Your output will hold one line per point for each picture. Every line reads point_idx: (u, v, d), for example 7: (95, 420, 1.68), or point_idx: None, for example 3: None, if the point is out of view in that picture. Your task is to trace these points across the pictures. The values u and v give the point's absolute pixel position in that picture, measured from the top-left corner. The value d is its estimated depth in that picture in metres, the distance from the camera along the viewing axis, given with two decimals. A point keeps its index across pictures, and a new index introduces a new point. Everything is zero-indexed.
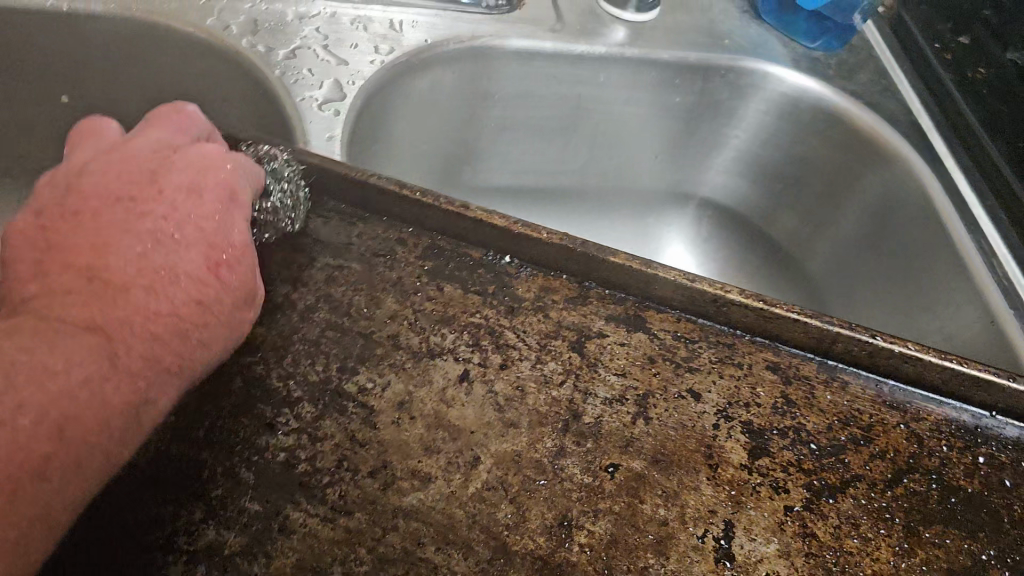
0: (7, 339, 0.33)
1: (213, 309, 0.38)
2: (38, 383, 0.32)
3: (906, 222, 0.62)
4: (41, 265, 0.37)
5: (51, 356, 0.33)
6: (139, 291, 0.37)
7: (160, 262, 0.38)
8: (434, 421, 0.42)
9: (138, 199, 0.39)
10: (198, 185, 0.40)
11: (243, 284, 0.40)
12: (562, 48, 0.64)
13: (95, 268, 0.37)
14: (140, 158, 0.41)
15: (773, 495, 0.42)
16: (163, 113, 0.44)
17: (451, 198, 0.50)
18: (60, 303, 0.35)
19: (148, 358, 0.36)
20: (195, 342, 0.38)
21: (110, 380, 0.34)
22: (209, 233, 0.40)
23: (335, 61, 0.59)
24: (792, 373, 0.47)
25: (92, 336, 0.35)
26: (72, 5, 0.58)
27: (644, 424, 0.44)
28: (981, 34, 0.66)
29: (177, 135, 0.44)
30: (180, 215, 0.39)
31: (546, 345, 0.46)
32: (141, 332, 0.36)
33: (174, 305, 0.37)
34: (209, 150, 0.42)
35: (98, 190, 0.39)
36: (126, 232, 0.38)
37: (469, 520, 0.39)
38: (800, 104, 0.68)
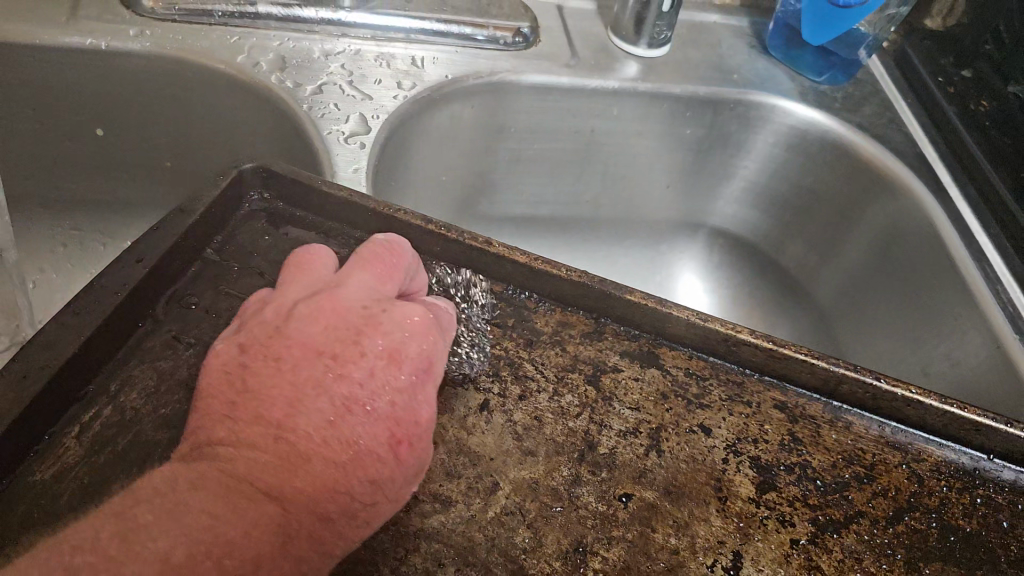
0: (191, 494, 0.34)
1: (386, 488, 0.38)
2: (215, 556, 0.32)
3: (909, 251, 0.64)
4: (233, 409, 0.38)
5: (234, 526, 0.34)
6: (319, 462, 0.36)
7: (344, 435, 0.37)
8: (456, 448, 0.44)
9: (339, 359, 0.39)
10: (400, 354, 0.40)
11: (419, 460, 0.39)
12: (577, 82, 0.67)
13: (283, 429, 0.37)
14: (347, 313, 0.41)
15: (780, 528, 0.43)
16: (378, 251, 0.46)
17: (472, 233, 0.52)
18: (248, 460, 0.36)
19: (312, 536, 0.36)
20: (359, 520, 0.37)
21: (278, 555, 0.34)
22: (400, 410, 0.39)
23: (360, 97, 0.62)
24: (799, 412, 0.49)
25: (272, 506, 0.35)
26: (108, 43, 0.61)
27: (656, 457, 0.45)
28: (983, 69, 0.69)
29: (374, 285, 0.44)
30: (374, 384, 0.39)
31: (563, 377, 0.48)
32: (316, 510, 0.36)
33: (352, 485, 0.37)
34: (420, 316, 0.42)
35: (301, 340, 0.40)
36: (319, 391, 0.38)
37: (488, 543, 0.41)
38: (806, 138, 0.71)
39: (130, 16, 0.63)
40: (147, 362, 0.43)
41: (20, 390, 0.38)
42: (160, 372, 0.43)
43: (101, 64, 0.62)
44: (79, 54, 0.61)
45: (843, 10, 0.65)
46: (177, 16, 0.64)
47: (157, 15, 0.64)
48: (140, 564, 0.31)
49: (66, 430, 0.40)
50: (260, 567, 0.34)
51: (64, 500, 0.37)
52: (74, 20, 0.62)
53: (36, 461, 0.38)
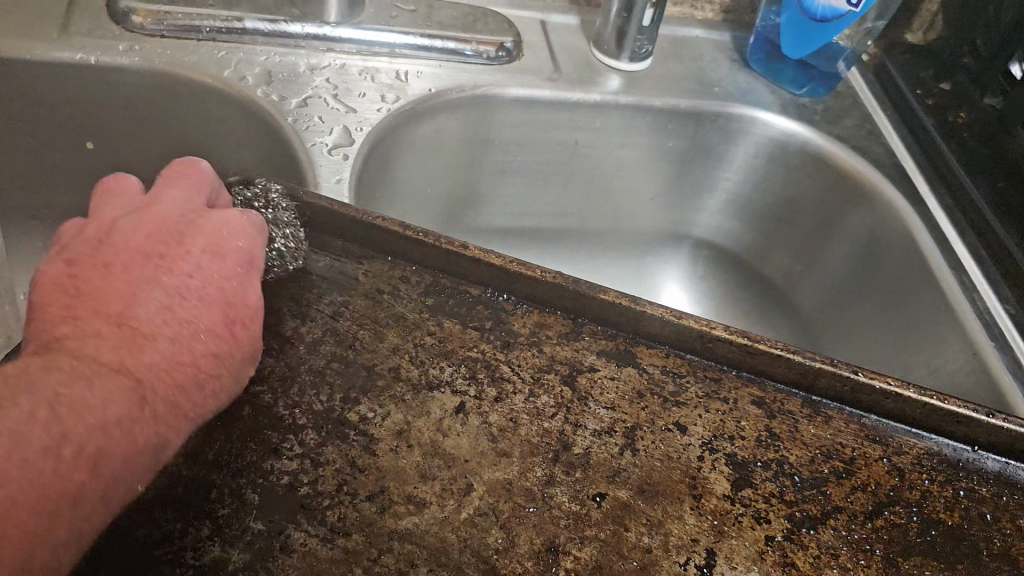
0: (44, 373, 0.37)
1: (228, 363, 0.42)
2: (78, 415, 0.36)
3: (890, 258, 0.65)
4: (72, 309, 0.41)
5: (88, 390, 0.37)
6: (164, 341, 0.41)
7: (183, 316, 0.43)
8: (431, 450, 0.43)
9: (167, 257, 0.44)
10: (220, 249, 0.46)
11: (254, 340, 0.44)
12: (559, 95, 0.68)
13: (125, 317, 0.41)
14: (163, 220, 0.46)
15: (755, 525, 0.43)
16: (171, 172, 0.50)
17: (449, 238, 0.52)
18: (93, 344, 0.39)
19: (170, 402, 0.39)
20: (208, 391, 0.41)
21: (137, 415, 0.38)
22: (229, 293, 0.45)
23: (344, 109, 0.63)
24: (776, 408, 0.48)
25: (120, 377, 0.38)
26: (98, 58, 0.62)
27: (631, 455, 0.44)
28: (962, 80, 0.72)
29: (187, 196, 0.49)
30: (202, 275, 0.45)
31: (540, 379, 0.47)
32: (168, 381, 0.40)
33: (198, 359, 0.41)
34: (233, 218, 0.48)
35: (128, 244, 0.45)
36: (153, 285, 0.43)
37: (460, 543, 0.39)
38: (787, 149, 0.72)
39: (118, 31, 0.64)
40: None
41: None
42: None
43: (94, 77, 0.63)
44: (71, 68, 0.62)
45: (822, 24, 0.67)
46: (166, 31, 0.65)
47: (146, 30, 0.65)
48: (11, 424, 0.34)
49: None
50: (124, 427, 0.37)
51: None
52: (66, 35, 0.63)
53: None
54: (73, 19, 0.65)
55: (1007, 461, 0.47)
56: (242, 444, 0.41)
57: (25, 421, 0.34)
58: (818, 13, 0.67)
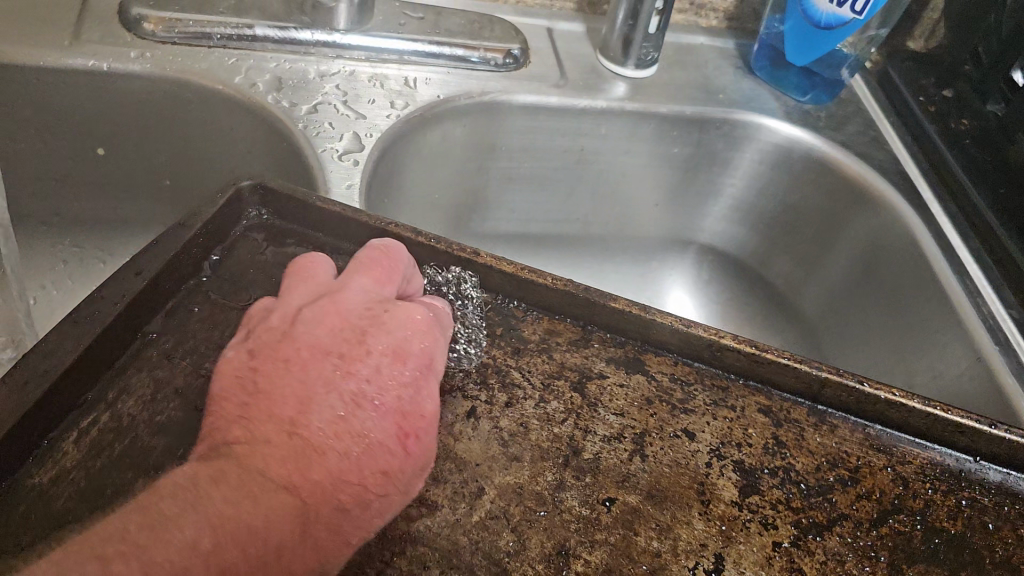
0: (212, 487, 0.36)
1: (396, 482, 0.40)
2: (240, 548, 0.35)
3: (893, 264, 0.66)
4: (245, 410, 0.40)
5: (255, 515, 0.36)
6: (333, 455, 0.39)
7: (355, 428, 0.40)
8: (443, 454, 0.43)
9: (345, 358, 0.42)
10: (403, 352, 0.43)
11: (426, 454, 0.41)
12: (566, 102, 0.69)
13: (296, 425, 0.39)
14: (351, 312, 0.44)
15: (762, 530, 0.43)
16: (374, 256, 0.48)
17: (461, 245, 0.52)
18: (263, 454, 0.38)
19: (331, 527, 0.37)
20: (372, 511, 0.39)
21: (298, 546, 0.36)
22: (406, 403, 0.41)
23: (354, 116, 0.64)
24: (783, 416, 0.49)
25: (287, 495, 0.37)
26: (109, 65, 0.63)
27: (640, 461, 0.45)
28: (965, 89, 0.72)
29: (377, 286, 0.46)
30: (380, 380, 0.42)
31: (549, 385, 0.48)
32: (332, 501, 0.38)
33: (365, 480, 0.39)
34: (422, 317, 0.45)
35: (310, 341, 0.43)
36: (329, 390, 0.41)
37: (472, 547, 0.40)
38: (790, 155, 0.73)
39: (131, 39, 0.65)
40: (145, 372, 0.44)
41: (20, 396, 0.38)
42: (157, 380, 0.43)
43: (104, 84, 0.64)
44: (82, 75, 0.63)
45: (826, 32, 0.68)
46: (177, 38, 0.66)
47: (158, 38, 0.65)
48: (169, 555, 0.33)
49: (65, 436, 0.40)
50: (282, 556, 0.36)
51: (61, 503, 0.38)
52: (78, 43, 0.64)
53: (34, 466, 0.39)
54: (84, 26, 0.65)
55: (1008, 473, 0.48)
56: None
57: (184, 554, 0.33)
58: (823, 21, 0.67)
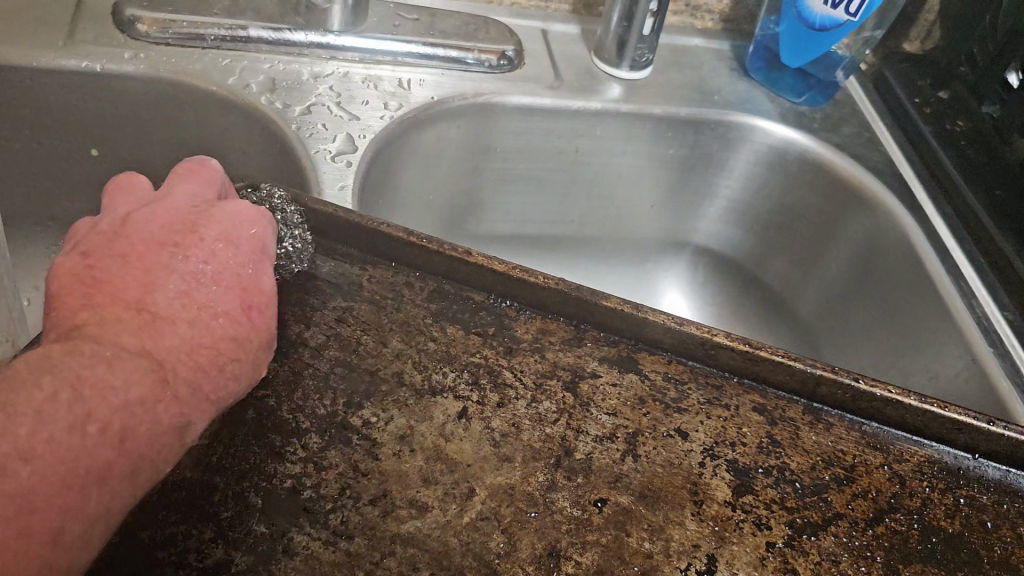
0: (64, 359, 0.37)
1: (246, 348, 0.43)
2: (102, 397, 0.37)
3: (889, 265, 0.65)
4: (89, 299, 0.41)
5: (111, 373, 0.38)
6: (182, 325, 0.42)
7: (199, 301, 0.43)
8: (433, 454, 0.43)
9: (180, 246, 0.44)
10: (235, 238, 0.46)
11: (271, 326, 0.45)
12: (560, 103, 0.69)
13: (142, 304, 0.41)
14: (176, 212, 0.46)
15: (756, 531, 0.43)
16: (189, 167, 0.50)
17: (453, 244, 0.52)
18: (114, 330, 0.40)
19: (190, 383, 0.40)
20: (229, 375, 0.41)
21: (164, 399, 0.39)
22: (246, 279, 0.45)
23: (347, 117, 0.63)
24: (778, 415, 0.49)
25: (143, 360, 0.39)
26: (104, 66, 0.63)
27: (633, 460, 0.45)
28: (960, 89, 0.73)
29: (202, 189, 0.49)
30: (218, 262, 0.44)
31: (542, 385, 0.48)
32: (189, 363, 0.41)
33: (218, 343, 0.42)
34: (247, 208, 0.48)
35: (143, 235, 0.44)
36: (170, 271, 0.43)
37: (462, 548, 0.40)
38: (786, 156, 0.72)
39: (124, 39, 0.65)
40: None
41: None
42: None
43: (98, 84, 0.64)
44: (76, 75, 0.63)
45: (821, 33, 0.68)
46: (171, 39, 0.66)
47: (152, 38, 0.65)
48: (30, 404, 0.35)
49: None
50: (147, 409, 0.38)
51: None
52: (71, 43, 0.64)
53: None
54: (79, 26, 0.65)
55: (1007, 469, 0.48)
56: (247, 449, 0.41)
57: (47, 402, 0.35)
58: (817, 22, 0.67)
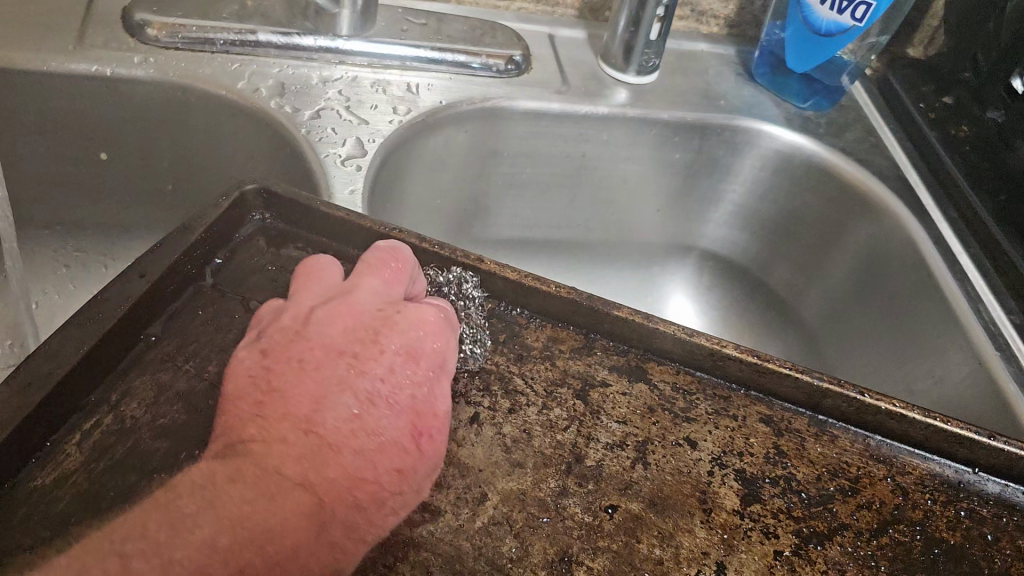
0: (229, 487, 0.37)
1: (411, 479, 0.41)
2: (257, 544, 0.36)
3: (894, 271, 0.66)
4: (261, 408, 0.41)
5: (271, 512, 0.37)
6: (348, 454, 0.40)
7: (369, 425, 0.41)
8: (446, 460, 0.44)
9: (358, 357, 0.44)
10: (416, 351, 0.45)
11: (440, 453, 0.43)
12: (569, 108, 0.70)
13: (311, 423, 0.41)
14: (363, 315, 0.46)
15: (763, 540, 0.44)
16: (386, 259, 0.49)
17: (465, 251, 0.53)
18: (279, 456, 0.39)
19: (348, 527, 0.38)
20: (387, 509, 0.40)
21: (313, 544, 0.37)
22: (419, 402, 0.43)
23: (357, 122, 0.64)
24: (783, 426, 0.49)
25: (305, 494, 0.38)
26: (113, 70, 0.63)
27: (642, 469, 0.45)
28: (963, 95, 0.74)
29: (387, 287, 0.48)
30: (393, 380, 0.43)
31: (552, 392, 0.48)
32: (347, 500, 0.39)
33: (379, 477, 0.40)
34: (433, 316, 0.47)
35: (323, 340, 0.44)
36: (341, 389, 0.42)
37: (475, 552, 0.40)
38: (791, 161, 0.73)
39: (134, 44, 0.65)
40: (148, 375, 0.44)
41: (23, 398, 0.38)
42: (159, 383, 0.43)
43: (107, 89, 0.64)
44: (85, 80, 0.63)
45: (826, 39, 0.68)
46: (181, 44, 0.66)
47: (161, 43, 0.66)
48: (187, 552, 0.34)
49: (68, 438, 0.40)
50: (296, 555, 0.36)
51: (63, 504, 0.38)
52: (81, 48, 0.64)
53: (37, 467, 0.39)
54: (88, 30, 0.66)
55: (1006, 483, 0.48)
56: None
57: (198, 549, 0.35)
58: (823, 28, 0.68)
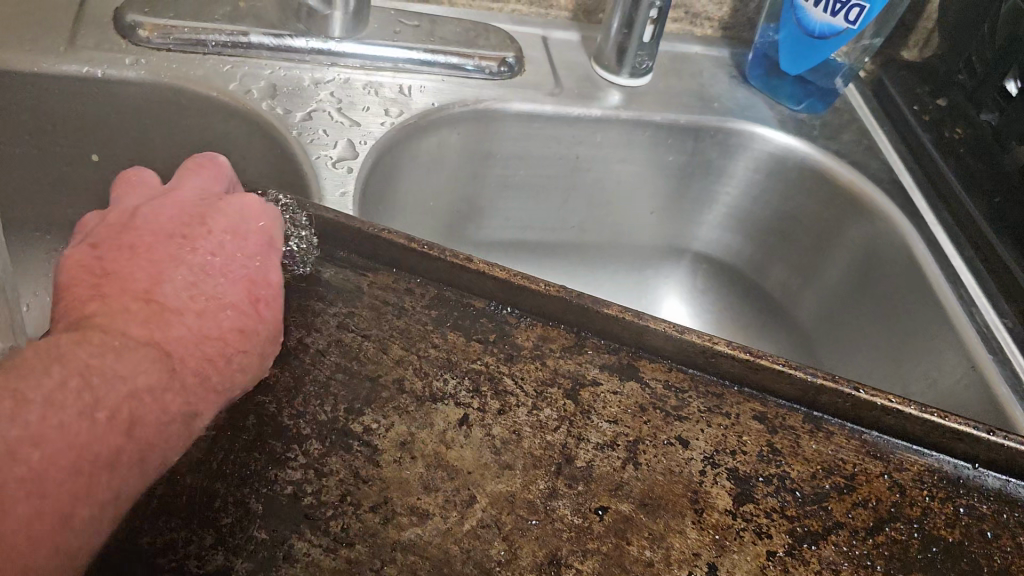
0: (74, 346, 0.39)
1: (253, 340, 0.44)
2: (112, 382, 0.39)
3: (889, 273, 0.66)
4: (99, 288, 0.44)
5: (122, 364, 0.40)
6: (190, 316, 0.44)
7: (209, 292, 0.45)
8: (434, 461, 0.43)
9: (190, 236, 0.47)
10: (242, 229, 0.49)
11: (276, 320, 0.46)
12: (561, 110, 0.69)
13: (151, 295, 0.44)
14: (186, 204, 0.49)
15: (756, 540, 0.43)
16: (202, 162, 0.53)
17: (454, 251, 0.52)
18: (122, 321, 0.42)
19: (199, 374, 0.42)
20: (235, 365, 0.43)
21: (166, 385, 0.40)
22: (253, 272, 0.47)
23: (349, 123, 0.64)
24: (778, 423, 0.49)
25: (150, 348, 0.41)
26: (105, 71, 0.63)
27: (633, 469, 0.45)
28: (958, 97, 0.74)
29: (209, 183, 0.52)
30: (225, 254, 0.47)
31: (542, 393, 0.48)
32: (197, 353, 0.42)
33: (224, 335, 0.44)
34: (257, 202, 0.51)
35: (151, 229, 0.47)
36: (177, 263, 0.46)
37: (463, 555, 0.40)
38: (785, 163, 0.73)
39: (126, 45, 0.65)
40: None
41: None
42: None
43: (99, 89, 0.64)
44: (77, 81, 0.63)
45: (819, 41, 0.68)
46: (172, 45, 0.66)
47: (153, 44, 0.65)
48: (43, 393, 0.36)
49: None
50: (155, 395, 0.40)
51: None
52: (73, 49, 0.64)
53: None
54: (81, 32, 0.66)
55: (1006, 478, 0.48)
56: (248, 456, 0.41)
57: (55, 391, 0.37)
58: (816, 30, 0.68)
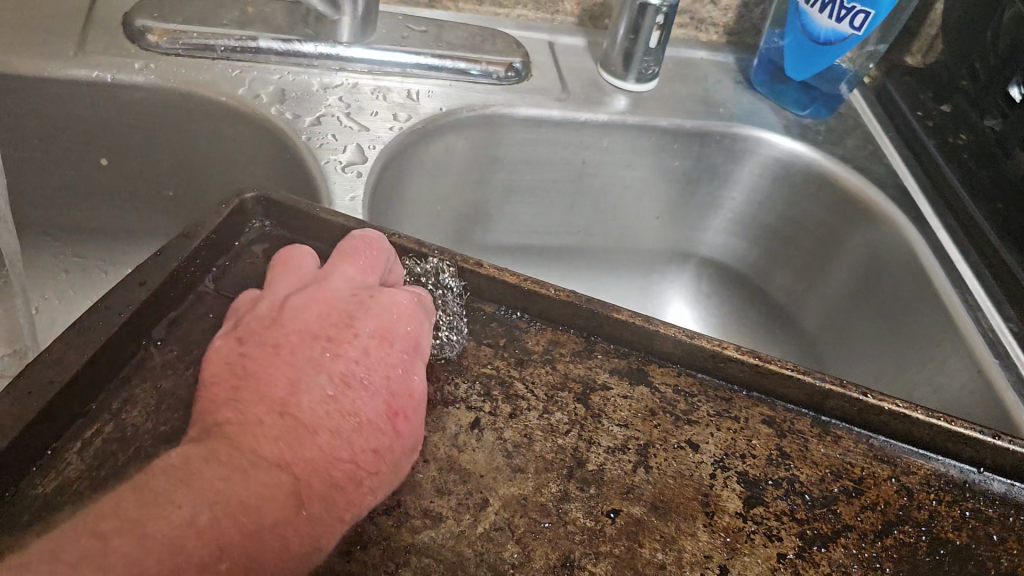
0: (204, 466, 0.37)
1: (388, 459, 0.41)
2: (233, 518, 0.36)
3: (893, 278, 0.66)
4: (237, 392, 0.42)
5: (248, 491, 0.37)
6: (324, 434, 0.41)
7: (346, 407, 0.42)
8: (447, 465, 0.43)
9: (335, 342, 0.44)
10: (387, 335, 0.46)
11: (417, 432, 0.43)
12: (568, 115, 0.70)
13: (288, 404, 0.41)
14: (336, 300, 0.47)
15: (767, 542, 0.44)
16: (356, 245, 0.50)
17: (464, 255, 0.53)
18: (257, 435, 0.40)
19: (330, 505, 0.39)
20: (365, 488, 0.40)
21: (292, 518, 0.37)
22: (395, 383, 0.44)
23: (357, 128, 0.64)
24: (785, 428, 0.49)
25: (281, 473, 0.39)
26: (113, 76, 0.63)
27: (644, 473, 0.45)
28: (960, 103, 0.74)
29: (361, 274, 0.49)
30: (368, 361, 0.44)
31: (553, 396, 0.48)
32: (325, 477, 0.39)
33: (358, 455, 0.41)
34: (405, 301, 0.48)
35: (298, 327, 0.45)
36: (319, 370, 0.43)
37: (477, 558, 0.40)
38: (790, 168, 0.73)
39: (134, 50, 0.65)
40: (150, 383, 0.43)
41: (23, 407, 0.38)
42: (161, 389, 0.43)
43: (107, 94, 0.64)
44: (87, 86, 0.63)
45: (825, 47, 0.69)
46: (181, 50, 0.66)
47: (161, 49, 0.66)
48: (165, 530, 0.34)
49: (70, 447, 0.40)
50: (277, 529, 0.37)
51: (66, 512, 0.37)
52: (83, 53, 0.64)
53: (37, 474, 0.38)
54: (89, 36, 0.66)
55: (1010, 482, 0.48)
56: None
57: (183, 528, 0.34)
58: (821, 36, 0.68)
